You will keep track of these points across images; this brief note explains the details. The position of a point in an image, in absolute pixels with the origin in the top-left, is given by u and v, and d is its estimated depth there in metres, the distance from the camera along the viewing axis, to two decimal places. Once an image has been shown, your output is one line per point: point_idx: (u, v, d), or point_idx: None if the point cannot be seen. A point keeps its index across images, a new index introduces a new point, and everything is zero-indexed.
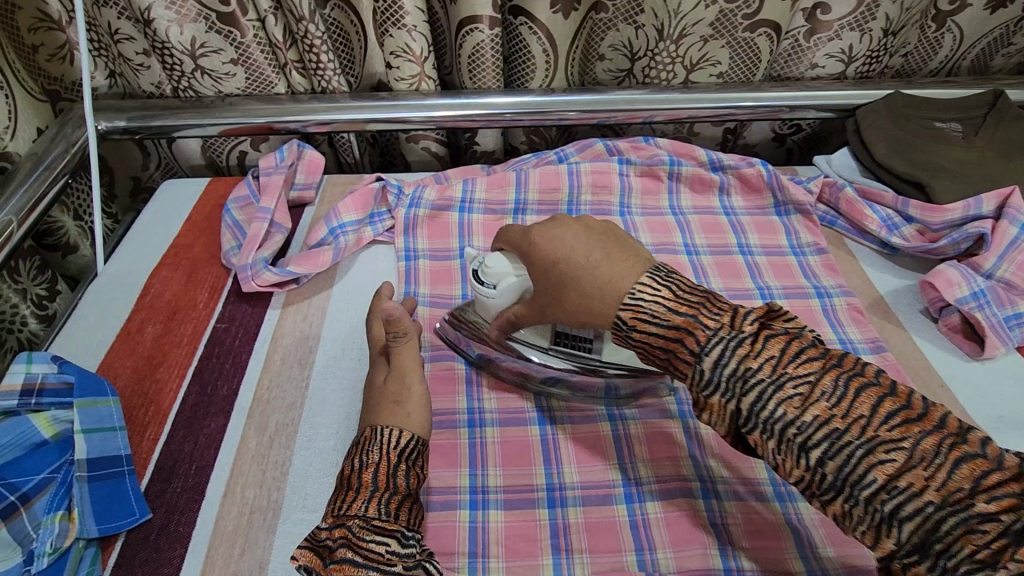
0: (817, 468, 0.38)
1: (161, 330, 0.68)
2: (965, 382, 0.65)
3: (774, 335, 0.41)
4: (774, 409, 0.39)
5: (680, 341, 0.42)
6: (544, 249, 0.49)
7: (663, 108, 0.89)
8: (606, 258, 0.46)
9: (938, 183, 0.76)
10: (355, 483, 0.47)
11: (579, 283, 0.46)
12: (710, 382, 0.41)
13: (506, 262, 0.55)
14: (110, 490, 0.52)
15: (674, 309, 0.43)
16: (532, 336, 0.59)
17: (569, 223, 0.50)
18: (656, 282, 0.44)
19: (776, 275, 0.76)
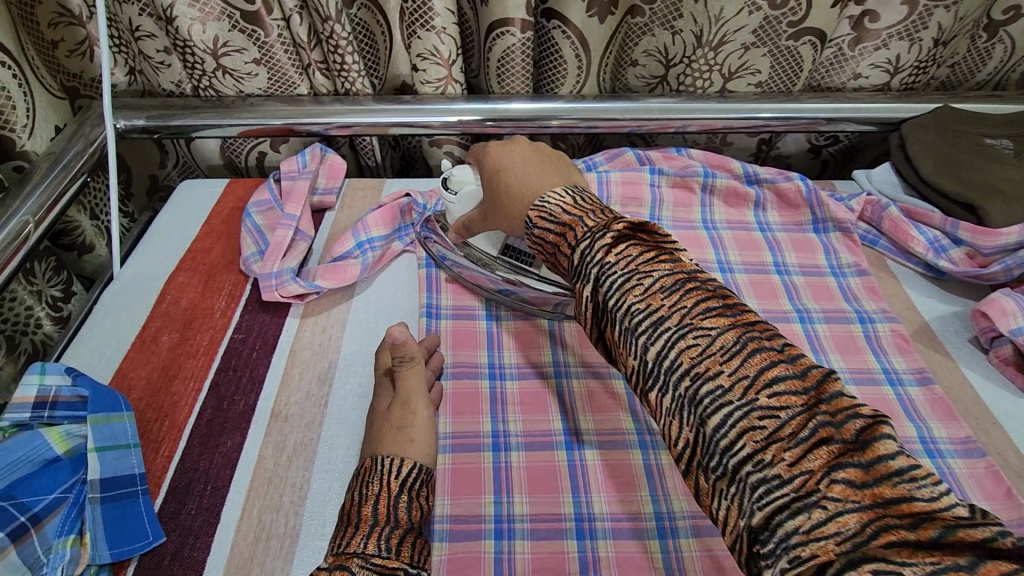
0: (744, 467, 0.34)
1: (177, 339, 0.66)
2: (1018, 420, 0.61)
3: (635, 243, 0.41)
4: (621, 301, 0.39)
5: (564, 236, 0.45)
6: (491, 161, 0.57)
7: (697, 117, 0.86)
8: (539, 171, 0.54)
9: (991, 205, 0.72)
10: (356, 517, 0.46)
11: (511, 186, 0.54)
12: (578, 274, 0.43)
13: (469, 172, 0.64)
14: (123, 512, 0.50)
15: (567, 211, 0.46)
16: (484, 243, 0.68)
17: (521, 144, 0.57)
18: (565, 193, 0.48)
19: (815, 296, 0.73)
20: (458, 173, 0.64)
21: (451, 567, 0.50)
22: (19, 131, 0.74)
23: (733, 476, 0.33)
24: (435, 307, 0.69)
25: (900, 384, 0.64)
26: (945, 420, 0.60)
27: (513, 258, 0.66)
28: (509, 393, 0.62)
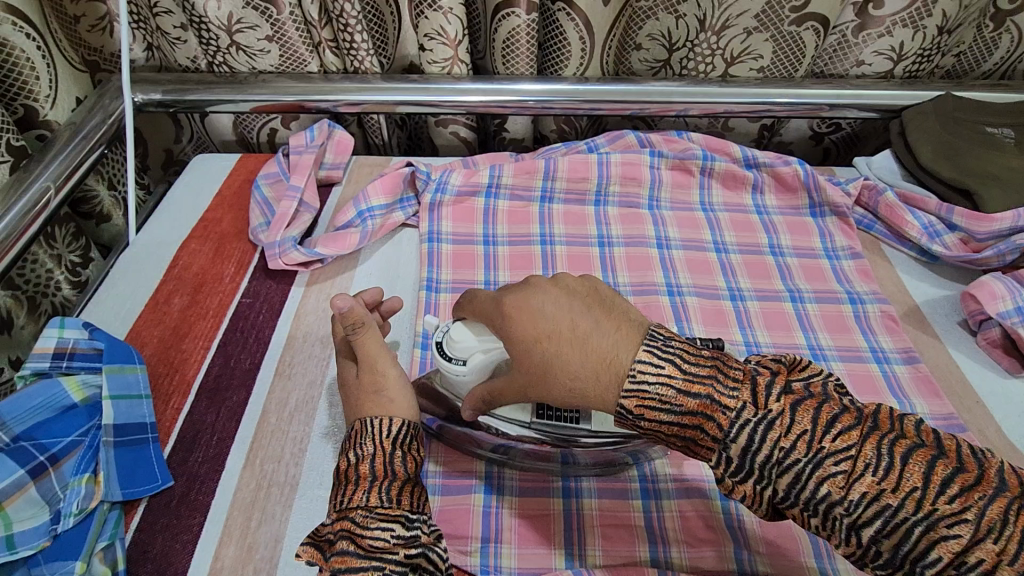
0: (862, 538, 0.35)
1: (187, 302, 0.69)
2: (1001, 399, 0.63)
3: (800, 403, 0.38)
4: (814, 490, 0.36)
5: (701, 427, 0.38)
6: (522, 328, 0.42)
7: (699, 100, 0.87)
8: (596, 328, 0.40)
9: (987, 191, 0.73)
10: (353, 476, 0.46)
11: (567, 363, 0.40)
12: (741, 469, 0.38)
13: (472, 334, 0.47)
14: (136, 455, 0.53)
15: (685, 391, 0.38)
16: (511, 410, 0.49)
17: (547, 287, 0.43)
18: (656, 359, 0.39)
19: (807, 277, 0.74)
20: (456, 338, 0.48)
21: (441, 517, 0.53)
22: (42, 101, 0.78)
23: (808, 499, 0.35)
24: (435, 280, 0.72)
25: (885, 362, 0.65)
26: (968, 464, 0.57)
27: (555, 420, 0.49)
28: None
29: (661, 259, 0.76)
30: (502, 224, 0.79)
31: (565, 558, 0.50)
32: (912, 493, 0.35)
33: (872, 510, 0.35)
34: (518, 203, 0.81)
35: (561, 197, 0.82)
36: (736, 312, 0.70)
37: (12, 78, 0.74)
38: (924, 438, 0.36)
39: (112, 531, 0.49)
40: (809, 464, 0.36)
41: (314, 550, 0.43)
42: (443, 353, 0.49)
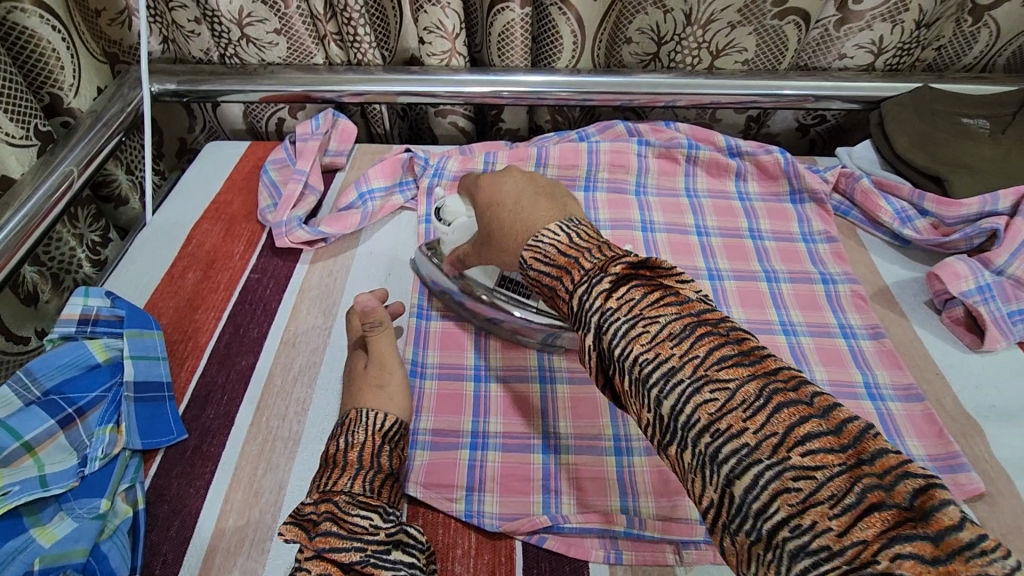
0: (659, 411, 0.35)
1: (200, 277, 0.74)
2: (961, 372, 0.66)
3: (640, 282, 0.39)
4: (624, 349, 0.37)
5: (560, 279, 0.42)
6: (483, 197, 0.54)
7: (686, 92, 0.91)
8: (531, 204, 0.49)
9: (957, 178, 0.77)
10: (341, 461, 0.50)
11: (502, 224, 0.50)
12: (577, 322, 0.40)
13: (462, 204, 0.64)
14: (154, 410, 0.58)
15: (562, 251, 0.43)
16: (479, 276, 0.66)
17: (515, 175, 0.53)
18: (558, 229, 0.45)
19: (783, 259, 0.78)
20: (449, 203, 0.64)
21: (430, 470, 0.57)
22: (66, 90, 0.83)
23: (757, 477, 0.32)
24: None
25: (852, 338, 0.69)
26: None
27: (511, 291, 0.65)
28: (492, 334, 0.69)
29: (645, 241, 0.80)
30: None
31: (542, 506, 0.55)
32: (768, 439, 0.32)
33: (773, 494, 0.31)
34: None
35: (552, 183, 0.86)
36: (713, 286, 0.75)
37: (40, 67, 0.79)
38: None
39: (133, 475, 0.55)
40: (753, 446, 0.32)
41: (296, 529, 0.45)
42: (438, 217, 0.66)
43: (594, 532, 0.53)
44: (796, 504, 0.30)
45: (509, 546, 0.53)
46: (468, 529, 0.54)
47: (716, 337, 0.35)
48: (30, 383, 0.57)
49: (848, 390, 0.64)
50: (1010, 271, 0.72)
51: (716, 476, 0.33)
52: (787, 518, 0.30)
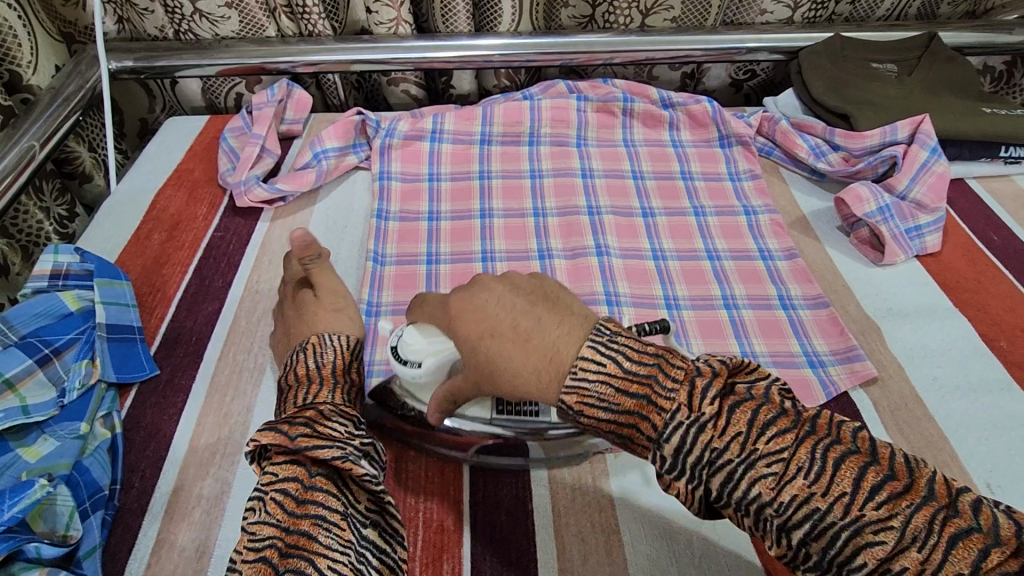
0: (802, 549, 0.36)
1: (166, 237, 0.78)
2: (865, 282, 0.74)
3: (736, 404, 0.39)
4: (746, 490, 0.37)
5: (636, 425, 0.41)
6: (466, 326, 0.47)
7: (622, 50, 0.97)
8: (537, 324, 0.45)
9: (860, 114, 0.85)
10: (316, 377, 0.51)
11: (512, 361, 0.45)
12: (675, 467, 0.39)
13: (424, 339, 0.52)
14: (126, 349, 0.63)
15: (623, 390, 0.41)
16: (475, 410, 0.54)
17: (490, 288, 0.49)
18: (597, 357, 0.42)
19: (711, 197, 0.85)
20: (410, 343, 0.52)
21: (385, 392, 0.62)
22: (25, 67, 0.87)
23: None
24: (384, 211, 0.82)
25: (770, 260, 0.76)
26: (768, 336, 0.68)
27: (515, 414, 0.54)
28: (442, 271, 0.76)
29: (585, 186, 0.86)
30: (446, 164, 0.89)
31: None
32: (840, 499, 0.36)
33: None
34: (460, 146, 0.91)
35: (498, 139, 0.92)
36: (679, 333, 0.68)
37: None
38: None
39: (110, 404, 0.59)
40: (773, 485, 0.37)
41: (270, 429, 0.45)
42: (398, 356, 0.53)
43: None
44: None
45: (458, 447, 0.59)
46: None
47: (847, 455, 0.37)
48: (7, 329, 0.61)
49: (764, 302, 0.71)
50: (911, 196, 0.80)
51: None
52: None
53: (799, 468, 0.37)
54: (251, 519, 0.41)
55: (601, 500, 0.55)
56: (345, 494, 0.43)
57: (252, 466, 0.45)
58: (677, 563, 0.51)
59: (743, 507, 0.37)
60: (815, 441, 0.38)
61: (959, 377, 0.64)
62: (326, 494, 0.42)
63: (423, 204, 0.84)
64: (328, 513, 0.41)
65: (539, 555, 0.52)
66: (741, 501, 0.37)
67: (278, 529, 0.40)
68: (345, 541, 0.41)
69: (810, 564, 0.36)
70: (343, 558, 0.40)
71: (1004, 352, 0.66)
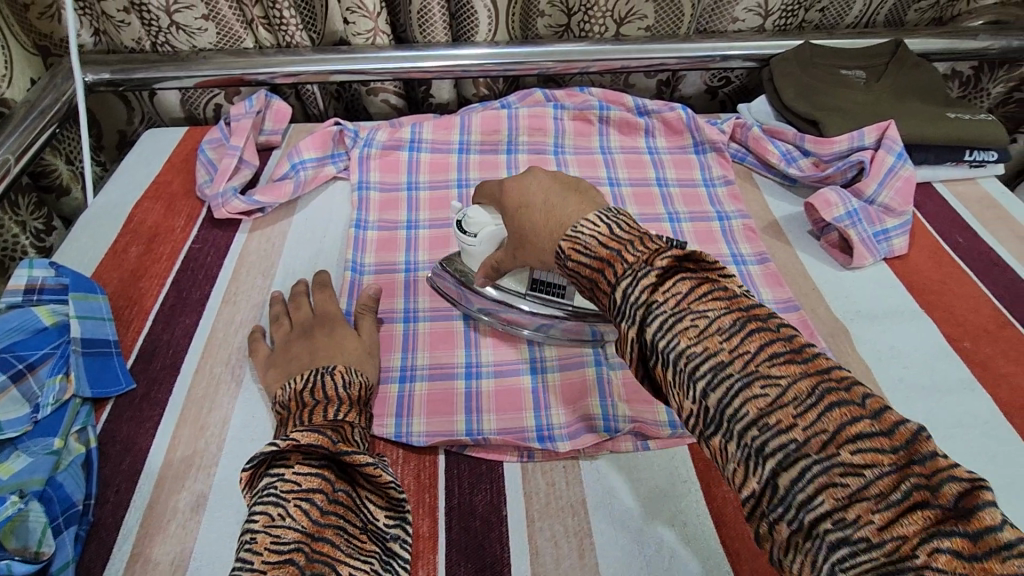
0: (706, 403, 0.38)
1: (143, 250, 0.78)
2: (834, 285, 0.76)
3: (688, 277, 0.42)
4: (668, 340, 0.40)
5: (602, 273, 0.45)
6: (512, 199, 0.56)
7: (597, 58, 0.98)
8: (562, 200, 0.52)
9: (829, 120, 0.87)
10: (342, 397, 0.57)
11: (535, 221, 0.53)
12: (621, 312, 0.43)
13: (486, 214, 0.65)
14: (101, 363, 0.63)
15: (603, 244, 0.46)
16: (510, 282, 0.67)
17: (537, 173, 0.56)
18: (599, 220, 0.48)
19: (685, 203, 0.87)
20: (473, 216, 0.65)
21: None
22: None
23: (779, 506, 0.35)
24: (363, 221, 0.83)
25: (742, 264, 0.78)
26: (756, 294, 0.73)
27: (545, 292, 0.66)
28: (421, 279, 0.76)
29: None
30: (424, 174, 0.89)
31: (465, 423, 0.62)
32: (744, 355, 0.38)
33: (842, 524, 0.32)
34: (438, 155, 0.92)
35: (476, 148, 0.93)
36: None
37: None
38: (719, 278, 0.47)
39: (85, 419, 0.59)
40: (692, 336, 0.39)
41: (314, 432, 0.51)
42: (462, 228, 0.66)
43: (511, 443, 0.60)
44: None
45: (434, 455, 0.60)
46: (397, 444, 0.60)
47: (770, 335, 0.39)
48: None
49: None
50: (879, 200, 0.82)
51: (762, 468, 0.36)
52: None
53: (718, 327, 0.39)
54: (278, 521, 0.45)
55: (575, 504, 0.57)
56: (361, 511, 0.51)
57: (274, 467, 0.49)
58: (647, 565, 0.53)
59: (664, 357, 0.40)
60: (741, 315, 0.40)
61: (924, 376, 0.66)
62: (347, 510, 0.49)
63: (402, 214, 0.84)
64: (348, 525, 0.48)
65: (513, 561, 0.53)
66: (664, 352, 0.40)
67: (303, 535, 0.45)
68: (365, 551, 0.48)
69: (708, 418, 0.38)
70: (363, 566, 0.47)
71: (968, 351, 0.68)
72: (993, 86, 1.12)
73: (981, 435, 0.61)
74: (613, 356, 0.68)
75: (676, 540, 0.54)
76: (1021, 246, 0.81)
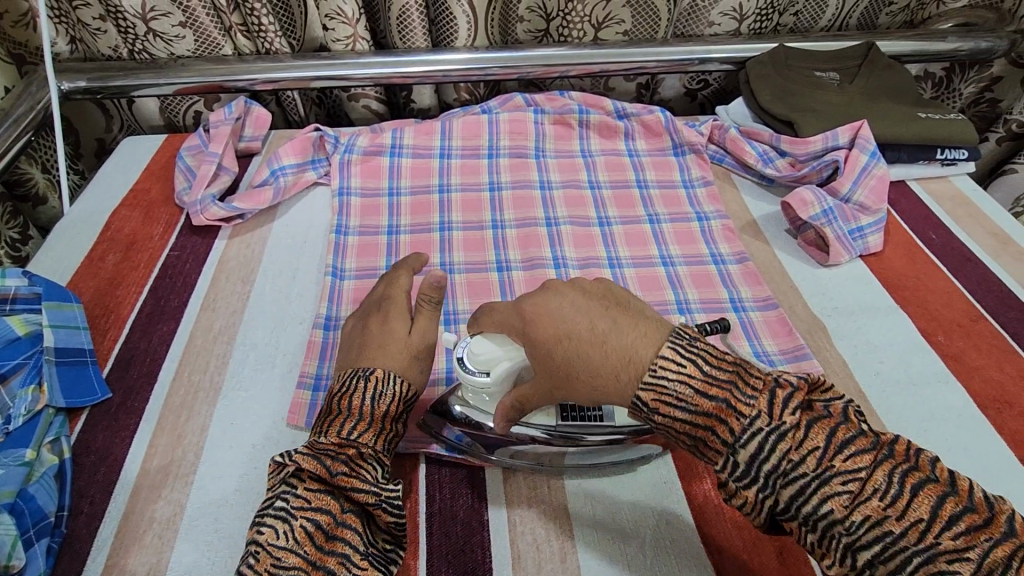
0: (871, 571, 0.40)
1: (120, 258, 0.78)
2: (812, 283, 0.77)
3: (816, 422, 0.43)
4: (816, 506, 0.41)
5: (712, 430, 0.43)
6: (542, 330, 0.48)
7: (576, 62, 0.99)
8: (613, 328, 0.47)
9: (804, 120, 0.88)
10: (363, 413, 0.53)
11: (588, 360, 0.46)
12: (748, 475, 0.42)
13: (494, 344, 0.53)
14: (76, 373, 0.62)
15: (704, 394, 0.43)
16: (538, 418, 0.56)
17: (562, 293, 0.50)
18: (679, 358, 0.44)
19: (665, 204, 0.87)
20: (479, 350, 0.53)
21: None
22: None
23: None
24: (344, 226, 0.82)
25: (722, 264, 0.79)
26: (775, 336, 0.70)
27: (580, 419, 0.56)
28: None
29: (543, 198, 0.88)
30: (405, 178, 0.89)
31: None
32: (916, 524, 0.39)
33: (873, 534, 0.40)
34: (420, 160, 0.92)
35: (457, 152, 0.93)
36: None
37: None
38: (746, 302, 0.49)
39: (59, 429, 0.58)
40: (845, 504, 0.40)
41: (314, 460, 0.50)
42: (463, 365, 0.55)
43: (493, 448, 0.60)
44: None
45: (414, 460, 0.60)
46: None
47: (921, 476, 0.40)
48: None
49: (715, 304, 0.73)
50: (854, 198, 0.83)
51: None
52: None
53: (874, 489, 0.40)
54: (280, 543, 0.46)
55: (556, 507, 0.57)
56: (366, 535, 0.50)
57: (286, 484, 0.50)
58: (628, 565, 0.53)
59: (809, 521, 0.41)
60: (890, 466, 0.41)
61: (899, 371, 0.67)
62: (353, 534, 0.49)
63: (383, 219, 0.84)
64: (351, 552, 0.48)
65: (494, 564, 0.53)
66: (810, 516, 0.41)
67: (304, 561, 0.46)
68: None
69: None
70: None
71: (942, 345, 0.69)
72: (964, 86, 1.14)
73: (955, 428, 0.62)
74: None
75: (657, 539, 0.55)
76: (992, 242, 0.83)
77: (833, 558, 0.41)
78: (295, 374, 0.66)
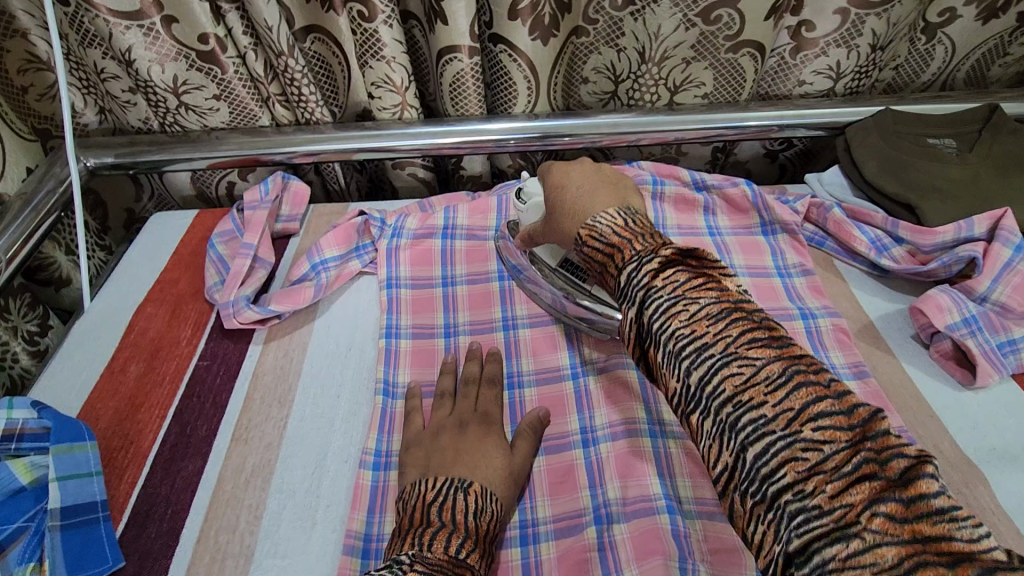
0: (689, 381, 0.39)
1: (143, 369, 0.68)
2: (955, 411, 0.63)
3: (685, 269, 0.43)
4: (661, 323, 0.40)
5: (612, 257, 0.47)
6: (554, 178, 0.59)
7: (649, 130, 0.88)
8: (592, 192, 0.55)
9: (927, 204, 0.75)
10: (467, 528, 0.47)
11: (564, 200, 0.56)
12: (623, 296, 0.44)
13: (540, 185, 0.65)
14: (84, 538, 0.53)
15: (616, 233, 0.48)
16: (546, 255, 0.69)
17: (584, 168, 0.60)
18: (616, 214, 0.50)
19: (759, 296, 0.75)
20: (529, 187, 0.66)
21: None
22: None
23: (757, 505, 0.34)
24: (394, 327, 0.72)
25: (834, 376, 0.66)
26: (843, 348, 0.69)
27: (572, 272, 0.68)
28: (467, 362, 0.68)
29: None
30: (460, 266, 0.79)
31: None
32: (726, 338, 0.38)
33: (694, 349, 0.39)
34: (475, 243, 0.81)
35: None
36: None
37: None
38: (749, 344, 0.38)
39: None
40: (683, 318, 0.40)
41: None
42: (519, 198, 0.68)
43: None
44: (740, 383, 0.37)
45: None
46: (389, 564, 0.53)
47: (751, 321, 0.39)
48: None
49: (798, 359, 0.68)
50: (994, 298, 0.69)
51: (733, 442, 0.36)
52: (794, 482, 0.33)
53: (705, 312, 0.40)
54: None
55: None
56: None
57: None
58: None
59: (656, 339, 0.41)
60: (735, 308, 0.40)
61: None
62: None
63: (437, 316, 0.74)
64: None
65: None
66: (654, 333, 0.41)
67: None
68: None
69: (687, 397, 0.39)
70: None
71: None
72: None
73: None
74: (685, 498, 0.57)
75: None
76: None
77: (670, 374, 0.40)
78: (340, 534, 0.55)
